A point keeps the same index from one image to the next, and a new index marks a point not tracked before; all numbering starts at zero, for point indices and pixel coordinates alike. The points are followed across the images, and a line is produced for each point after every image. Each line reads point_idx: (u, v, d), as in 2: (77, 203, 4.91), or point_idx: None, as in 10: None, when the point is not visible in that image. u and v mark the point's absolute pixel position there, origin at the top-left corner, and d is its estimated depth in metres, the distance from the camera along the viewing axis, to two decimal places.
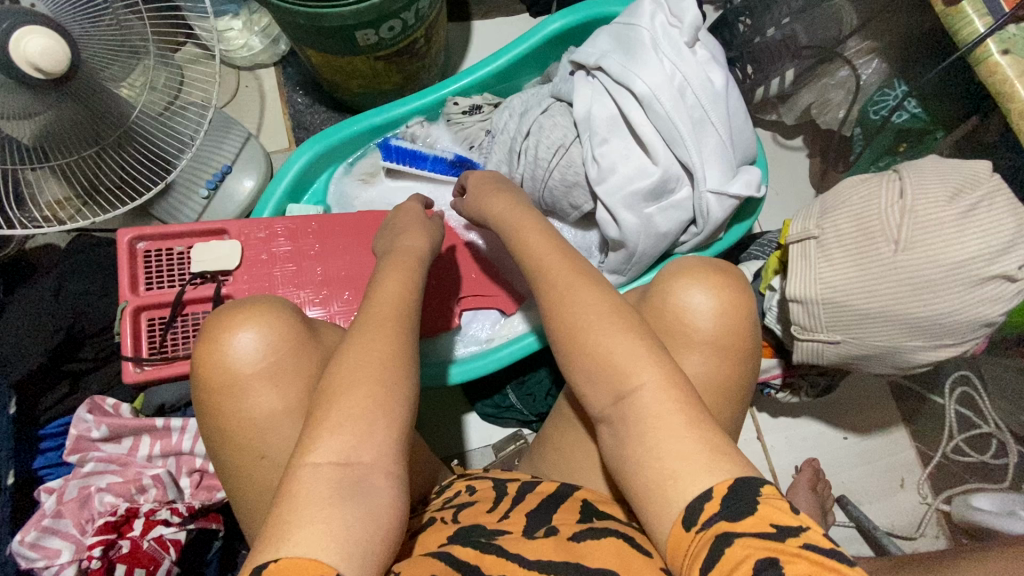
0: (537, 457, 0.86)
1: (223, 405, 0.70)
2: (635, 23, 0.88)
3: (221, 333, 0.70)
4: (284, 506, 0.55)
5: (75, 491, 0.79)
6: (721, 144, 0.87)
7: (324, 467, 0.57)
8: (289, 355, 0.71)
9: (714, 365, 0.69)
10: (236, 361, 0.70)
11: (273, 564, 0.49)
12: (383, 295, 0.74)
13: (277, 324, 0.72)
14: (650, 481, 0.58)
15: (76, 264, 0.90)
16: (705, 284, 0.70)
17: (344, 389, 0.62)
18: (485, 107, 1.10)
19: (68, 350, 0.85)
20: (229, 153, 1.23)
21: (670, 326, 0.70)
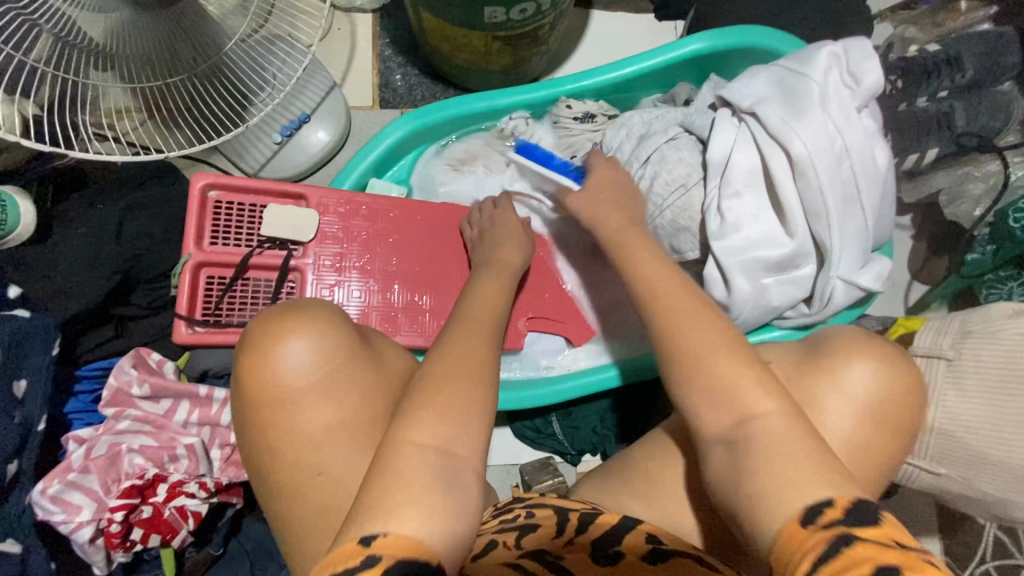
0: (598, 478, 0.78)
1: (272, 415, 0.64)
2: (805, 73, 0.78)
3: (271, 338, 0.66)
4: (383, 479, 0.51)
5: (104, 447, 0.74)
6: (863, 230, 0.78)
7: (424, 451, 0.53)
8: (343, 366, 0.66)
9: (863, 435, 0.64)
10: (287, 371, 0.64)
11: (381, 538, 0.46)
12: (471, 315, 0.69)
13: (327, 329, 0.66)
14: (770, 484, 0.49)
15: (141, 200, 0.82)
16: (867, 353, 0.65)
17: (451, 389, 0.58)
18: (598, 116, 1.01)
19: (120, 294, 0.79)
20: (311, 101, 1.14)
21: (827, 387, 0.64)
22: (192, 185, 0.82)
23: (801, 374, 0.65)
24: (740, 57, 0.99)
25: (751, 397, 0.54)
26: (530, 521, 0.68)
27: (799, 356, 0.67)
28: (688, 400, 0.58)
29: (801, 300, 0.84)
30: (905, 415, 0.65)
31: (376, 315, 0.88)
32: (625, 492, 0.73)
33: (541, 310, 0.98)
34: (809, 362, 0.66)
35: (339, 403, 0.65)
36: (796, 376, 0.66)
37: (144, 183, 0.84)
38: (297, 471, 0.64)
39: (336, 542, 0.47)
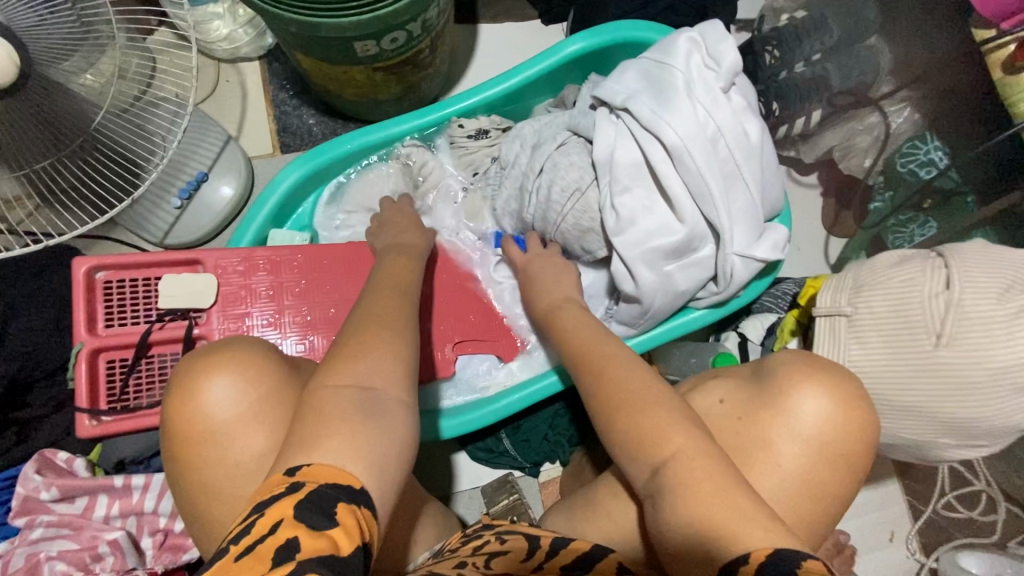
0: (563, 513, 0.80)
1: (201, 434, 0.62)
2: (668, 63, 0.79)
3: (193, 372, 0.63)
4: (306, 423, 0.51)
5: (22, 559, 0.71)
6: (750, 203, 0.80)
7: (344, 392, 0.53)
8: (272, 394, 0.64)
9: (815, 474, 0.64)
10: (214, 405, 0.62)
11: (306, 467, 0.47)
12: (389, 278, 0.71)
13: (251, 359, 0.65)
14: (696, 533, 0.52)
15: (24, 296, 0.79)
16: (818, 381, 0.65)
17: (373, 336, 0.59)
18: (492, 131, 1.01)
19: (15, 396, 0.76)
20: (205, 157, 1.11)
21: (776, 428, 0.65)
22: (74, 272, 0.78)
23: (750, 415, 0.67)
24: (620, 51, 1.01)
25: (668, 438, 0.57)
26: (500, 546, 0.68)
27: (748, 392, 0.69)
28: (622, 452, 0.60)
29: (708, 280, 0.85)
30: (857, 447, 0.65)
31: None
32: (589, 524, 0.76)
33: (467, 332, 0.97)
34: (759, 400, 0.67)
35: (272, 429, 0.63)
36: (747, 417, 0.67)
37: (25, 277, 0.80)
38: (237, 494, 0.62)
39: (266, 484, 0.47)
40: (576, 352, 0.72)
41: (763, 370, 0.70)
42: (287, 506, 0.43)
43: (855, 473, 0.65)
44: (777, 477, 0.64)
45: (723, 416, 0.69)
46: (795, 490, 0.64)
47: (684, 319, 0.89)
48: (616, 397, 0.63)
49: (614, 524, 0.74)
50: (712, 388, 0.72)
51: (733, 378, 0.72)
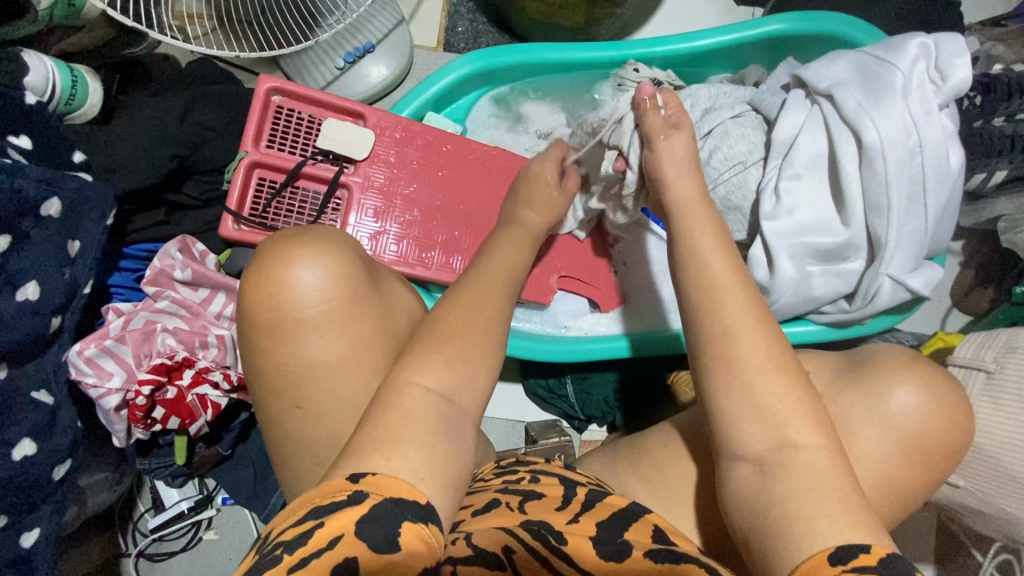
0: (606, 457, 0.73)
1: (270, 331, 0.58)
2: (890, 61, 0.76)
3: (279, 261, 0.59)
4: (378, 419, 0.50)
5: (140, 322, 0.77)
6: (920, 231, 0.76)
7: (425, 395, 0.52)
8: (351, 309, 0.59)
9: (893, 467, 0.60)
10: (293, 303, 0.58)
11: (370, 476, 0.46)
12: (490, 274, 0.66)
13: (339, 265, 0.59)
14: (803, 517, 0.49)
15: (205, 94, 0.83)
16: (914, 376, 0.61)
17: (460, 329, 0.57)
18: (664, 84, 0.99)
19: (175, 180, 0.80)
20: (377, 32, 1.12)
21: (859, 412, 0.61)
22: (258, 87, 0.82)
23: (836, 392, 0.63)
24: (821, 44, 0.96)
25: (798, 427, 0.52)
26: (534, 486, 0.59)
27: (838, 370, 0.65)
28: (723, 428, 0.55)
29: (842, 296, 0.83)
30: (951, 457, 0.61)
31: (412, 246, 0.87)
32: (634, 478, 0.69)
33: (574, 271, 0.97)
34: (848, 380, 0.63)
35: (341, 343, 0.59)
36: (831, 392, 0.63)
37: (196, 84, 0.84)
38: (287, 394, 0.59)
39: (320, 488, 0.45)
40: (708, 289, 0.59)
41: (860, 359, 0.65)
42: (348, 521, 0.43)
43: (934, 484, 0.62)
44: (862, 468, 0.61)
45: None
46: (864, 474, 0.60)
47: (801, 329, 0.86)
48: (733, 363, 0.55)
49: (660, 478, 0.67)
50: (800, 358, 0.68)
51: (821, 356, 0.68)
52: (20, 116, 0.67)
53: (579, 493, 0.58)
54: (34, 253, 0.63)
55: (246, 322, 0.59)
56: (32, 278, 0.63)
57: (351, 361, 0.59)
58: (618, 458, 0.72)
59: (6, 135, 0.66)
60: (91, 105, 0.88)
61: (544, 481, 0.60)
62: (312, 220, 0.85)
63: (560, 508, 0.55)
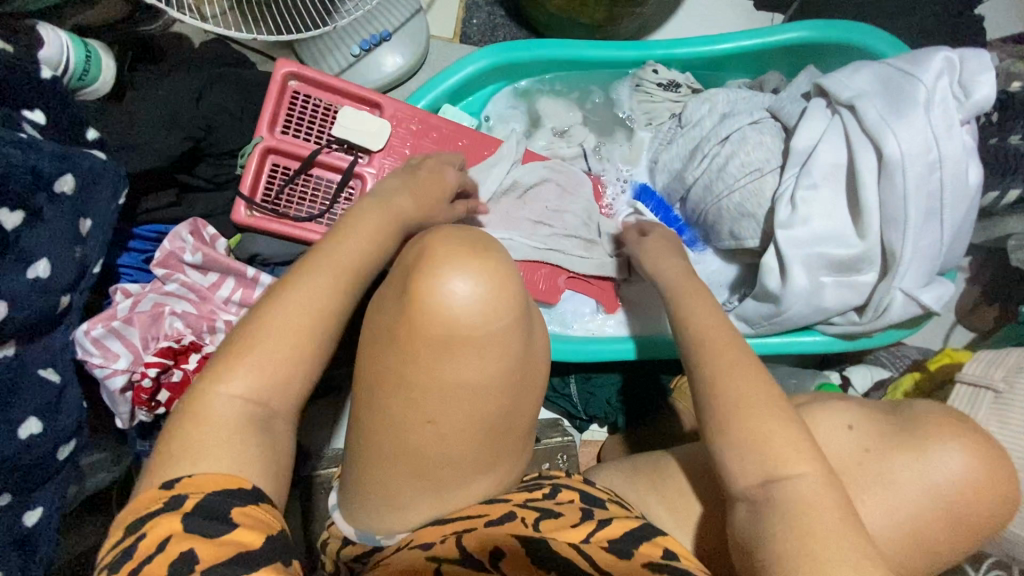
0: (620, 468, 0.74)
1: (407, 334, 0.50)
2: (914, 73, 0.75)
3: (436, 264, 0.50)
4: (183, 424, 0.46)
5: (148, 305, 0.77)
6: (935, 247, 0.76)
7: (235, 402, 0.47)
8: (511, 333, 0.51)
9: (894, 530, 0.60)
10: (440, 312, 0.49)
11: (185, 479, 0.42)
12: (334, 247, 0.55)
13: (501, 293, 0.50)
14: (801, 554, 0.47)
15: (220, 76, 0.82)
16: (961, 438, 0.61)
17: (270, 331, 0.49)
18: (683, 87, 0.98)
19: (188, 162, 0.79)
20: (394, 21, 1.10)
21: (876, 481, 0.62)
22: (275, 72, 0.81)
23: (881, 450, 0.63)
24: (841, 53, 0.96)
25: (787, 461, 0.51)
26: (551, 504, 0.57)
27: (887, 427, 0.65)
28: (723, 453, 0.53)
29: (853, 307, 0.83)
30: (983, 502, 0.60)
31: None
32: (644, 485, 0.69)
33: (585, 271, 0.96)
34: (887, 440, 0.64)
35: (490, 370, 0.51)
36: (874, 451, 0.64)
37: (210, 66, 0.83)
38: (411, 408, 0.52)
39: (134, 501, 0.42)
40: None
41: (906, 417, 0.65)
42: (174, 522, 0.39)
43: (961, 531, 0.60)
44: (881, 488, 0.60)
45: (849, 445, 0.65)
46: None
47: (806, 339, 0.86)
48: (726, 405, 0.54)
49: (676, 493, 0.67)
50: (834, 410, 0.68)
51: (863, 409, 0.68)
52: (33, 90, 0.66)
53: (593, 512, 0.57)
54: (46, 231, 0.62)
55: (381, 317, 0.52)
56: (43, 255, 0.61)
57: (494, 389, 0.52)
58: (633, 470, 0.72)
59: (18, 109, 0.65)
60: (103, 82, 0.86)
61: (562, 500, 0.59)
62: (324, 209, 0.84)
63: (576, 527, 0.54)
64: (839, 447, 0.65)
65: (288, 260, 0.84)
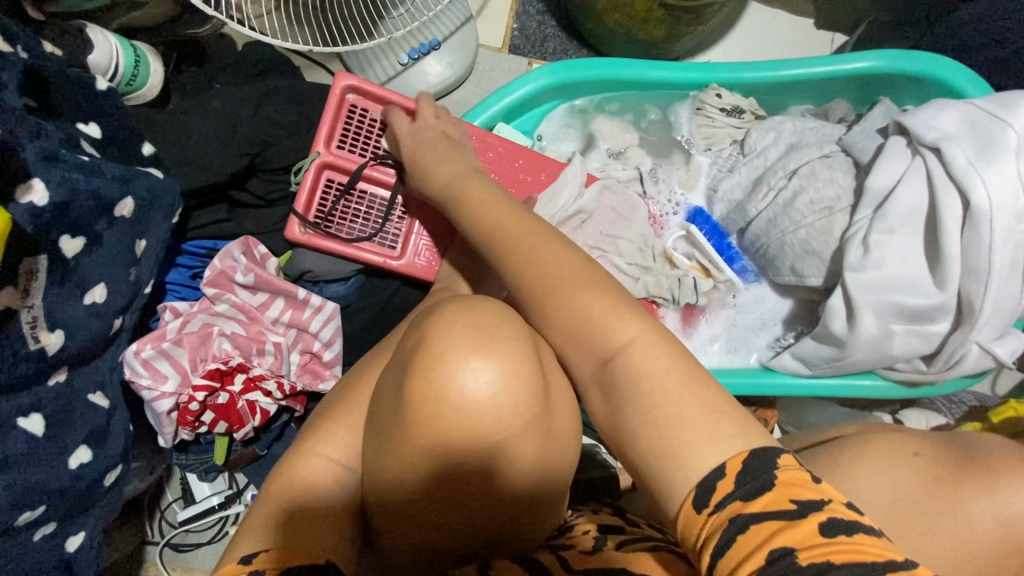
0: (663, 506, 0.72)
1: (419, 438, 0.46)
2: (1005, 118, 0.72)
3: (447, 353, 0.46)
4: (268, 500, 0.52)
5: (198, 325, 0.75)
6: (1016, 301, 0.73)
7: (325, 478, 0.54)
8: (531, 425, 0.47)
9: (964, 562, 0.58)
10: (454, 412, 0.45)
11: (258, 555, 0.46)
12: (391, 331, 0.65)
13: (518, 383, 0.46)
14: (658, 445, 0.44)
15: (276, 88, 0.80)
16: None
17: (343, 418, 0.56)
18: (746, 113, 0.95)
19: (241, 178, 0.77)
20: (445, 29, 1.07)
21: (944, 508, 0.60)
22: (334, 85, 0.78)
23: (950, 479, 0.61)
24: (914, 84, 0.92)
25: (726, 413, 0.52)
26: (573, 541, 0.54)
27: (952, 459, 0.63)
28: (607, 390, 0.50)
29: (921, 356, 0.80)
30: None
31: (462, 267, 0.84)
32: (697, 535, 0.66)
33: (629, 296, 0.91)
34: (956, 470, 0.61)
35: (514, 464, 0.48)
36: (945, 479, 0.61)
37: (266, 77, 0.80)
38: (424, 501, 0.49)
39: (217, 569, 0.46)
40: None
41: (968, 450, 0.64)
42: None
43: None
44: (950, 531, 0.59)
45: (917, 471, 0.62)
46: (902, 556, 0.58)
47: (866, 383, 0.83)
48: (581, 326, 0.50)
49: None
50: (903, 437, 0.66)
51: (924, 438, 0.66)
52: (93, 104, 0.62)
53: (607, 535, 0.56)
54: (103, 255, 0.59)
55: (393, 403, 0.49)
56: (100, 280, 0.59)
57: (523, 478, 0.49)
58: None
59: (74, 123, 0.62)
60: (151, 86, 0.84)
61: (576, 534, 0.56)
62: (375, 229, 0.82)
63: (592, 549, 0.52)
64: (907, 471, 0.62)
65: (336, 277, 0.82)
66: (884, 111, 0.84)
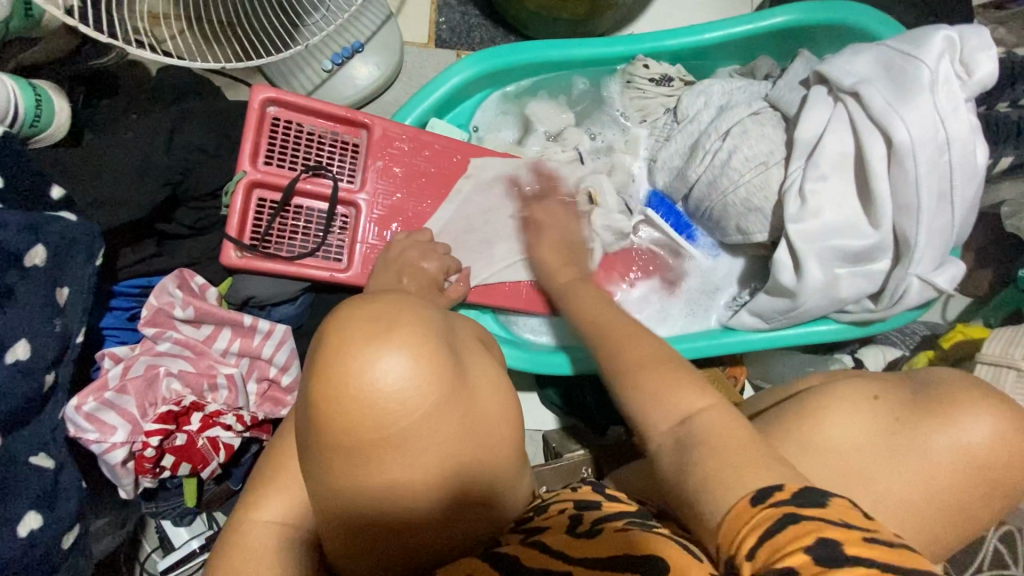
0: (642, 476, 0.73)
1: (340, 441, 0.43)
2: (916, 56, 0.74)
3: (341, 353, 0.42)
4: (227, 558, 0.49)
5: (142, 368, 0.72)
6: (948, 230, 0.76)
7: (274, 526, 0.51)
8: (444, 406, 0.44)
9: (911, 480, 0.59)
10: (360, 408, 0.42)
11: None
12: None
13: (419, 363, 0.43)
14: (718, 468, 0.47)
15: (189, 112, 0.76)
16: (983, 408, 0.60)
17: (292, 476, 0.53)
18: (676, 80, 0.96)
19: (167, 209, 0.74)
20: (366, 30, 1.03)
21: (907, 447, 0.60)
22: (252, 99, 0.75)
23: (911, 418, 0.61)
24: (833, 35, 0.94)
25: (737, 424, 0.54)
26: (540, 521, 0.53)
27: (907, 397, 0.64)
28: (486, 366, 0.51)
29: (868, 295, 0.82)
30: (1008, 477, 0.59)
31: None
32: None
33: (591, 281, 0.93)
34: (916, 407, 0.62)
35: (437, 448, 0.45)
36: (906, 418, 0.62)
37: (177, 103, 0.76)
38: (366, 506, 0.46)
39: None
40: None
41: (926, 383, 0.65)
42: None
43: (992, 498, 0.59)
44: (922, 463, 0.60)
45: (875, 413, 0.63)
46: (880, 509, 0.59)
47: (820, 329, 0.85)
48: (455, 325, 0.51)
49: None
50: (866, 381, 0.66)
51: (884, 380, 0.67)
52: None
53: (583, 514, 0.53)
54: (20, 309, 0.57)
55: (309, 416, 0.45)
56: (21, 336, 0.57)
57: (462, 453, 0.46)
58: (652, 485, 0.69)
59: None
60: (58, 126, 0.77)
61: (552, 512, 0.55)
62: (316, 243, 0.80)
63: (565, 530, 0.50)
64: (868, 415, 0.63)
65: (283, 299, 0.79)
66: (805, 61, 0.86)
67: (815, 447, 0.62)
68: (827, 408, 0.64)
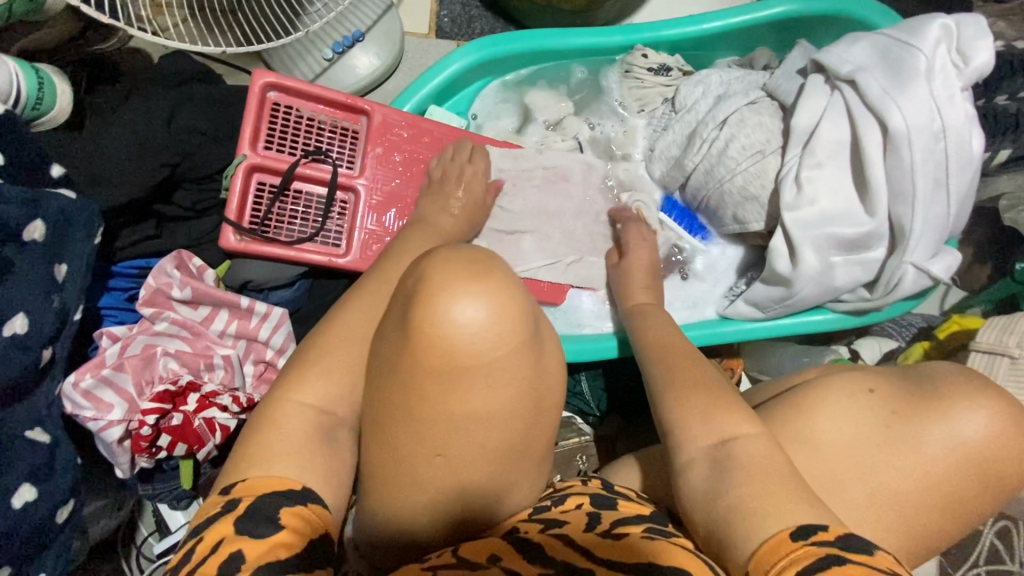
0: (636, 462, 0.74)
1: (420, 374, 0.44)
2: (913, 44, 0.74)
3: (438, 288, 0.43)
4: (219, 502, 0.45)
5: (139, 347, 0.72)
6: (944, 219, 0.76)
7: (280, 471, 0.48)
8: (523, 355, 0.45)
9: (911, 477, 0.59)
10: (447, 342, 0.43)
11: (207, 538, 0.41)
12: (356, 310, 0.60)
13: (509, 309, 0.44)
14: (756, 491, 0.48)
15: (188, 95, 0.76)
16: (981, 400, 0.60)
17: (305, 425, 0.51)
18: (674, 70, 0.96)
19: (165, 191, 0.75)
20: (366, 19, 1.04)
21: (902, 441, 0.60)
22: (252, 83, 0.76)
23: (908, 412, 0.62)
24: (831, 27, 0.95)
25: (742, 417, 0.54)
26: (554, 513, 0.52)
27: (904, 388, 0.64)
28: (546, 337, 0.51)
29: (863, 284, 0.82)
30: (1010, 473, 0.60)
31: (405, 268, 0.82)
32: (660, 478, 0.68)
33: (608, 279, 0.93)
34: (915, 398, 0.62)
35: (506, 396, 0.45)
36: (902, 410, 0.62)
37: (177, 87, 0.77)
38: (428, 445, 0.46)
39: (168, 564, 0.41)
40: None
41: (921, 380, 0.65)
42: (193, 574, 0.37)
43: (989, 493, 0.60)
44: (924, 457, 0.60)
45: (874, 407, 0.63)
46: (880, 504, 0.59)
47: (818, 318, 0.85)
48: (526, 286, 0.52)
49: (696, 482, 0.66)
50: (861, 374, 0.66)
51: (881, 372, 0.67)
52: None
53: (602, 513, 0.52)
54: (18, 284, 0.57)
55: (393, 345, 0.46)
56: (19, 310, 0.57)
57: (523, 407, 0.47)
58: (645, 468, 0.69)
59: None
60: (60, 109, 0.78)
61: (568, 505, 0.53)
62: (315, 227, 0.80)
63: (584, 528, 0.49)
64: (865, 407, 0.63)
65: (281, 283, 0.80)
66: (802, 51, 0.86)
67: (812, 441, 0.62)
68: (820, 402, 0.64)
